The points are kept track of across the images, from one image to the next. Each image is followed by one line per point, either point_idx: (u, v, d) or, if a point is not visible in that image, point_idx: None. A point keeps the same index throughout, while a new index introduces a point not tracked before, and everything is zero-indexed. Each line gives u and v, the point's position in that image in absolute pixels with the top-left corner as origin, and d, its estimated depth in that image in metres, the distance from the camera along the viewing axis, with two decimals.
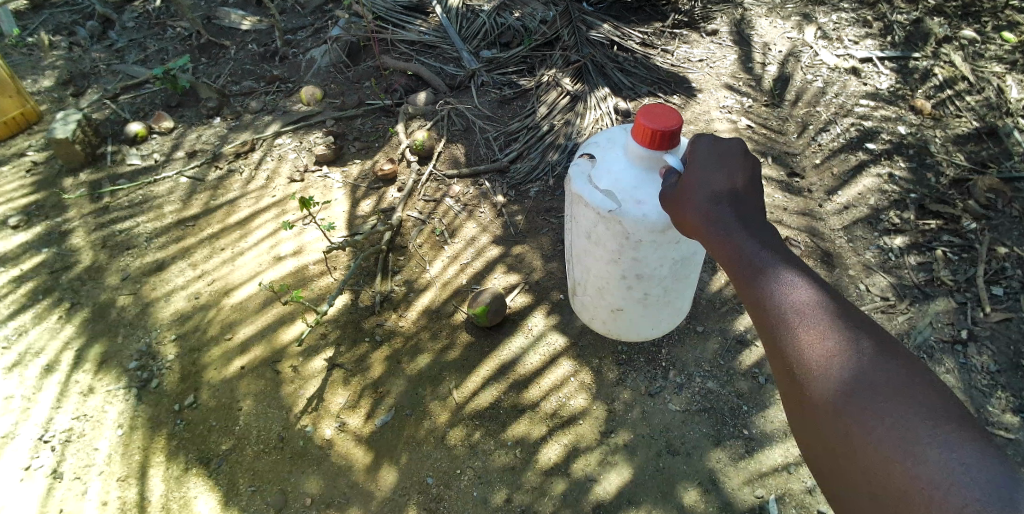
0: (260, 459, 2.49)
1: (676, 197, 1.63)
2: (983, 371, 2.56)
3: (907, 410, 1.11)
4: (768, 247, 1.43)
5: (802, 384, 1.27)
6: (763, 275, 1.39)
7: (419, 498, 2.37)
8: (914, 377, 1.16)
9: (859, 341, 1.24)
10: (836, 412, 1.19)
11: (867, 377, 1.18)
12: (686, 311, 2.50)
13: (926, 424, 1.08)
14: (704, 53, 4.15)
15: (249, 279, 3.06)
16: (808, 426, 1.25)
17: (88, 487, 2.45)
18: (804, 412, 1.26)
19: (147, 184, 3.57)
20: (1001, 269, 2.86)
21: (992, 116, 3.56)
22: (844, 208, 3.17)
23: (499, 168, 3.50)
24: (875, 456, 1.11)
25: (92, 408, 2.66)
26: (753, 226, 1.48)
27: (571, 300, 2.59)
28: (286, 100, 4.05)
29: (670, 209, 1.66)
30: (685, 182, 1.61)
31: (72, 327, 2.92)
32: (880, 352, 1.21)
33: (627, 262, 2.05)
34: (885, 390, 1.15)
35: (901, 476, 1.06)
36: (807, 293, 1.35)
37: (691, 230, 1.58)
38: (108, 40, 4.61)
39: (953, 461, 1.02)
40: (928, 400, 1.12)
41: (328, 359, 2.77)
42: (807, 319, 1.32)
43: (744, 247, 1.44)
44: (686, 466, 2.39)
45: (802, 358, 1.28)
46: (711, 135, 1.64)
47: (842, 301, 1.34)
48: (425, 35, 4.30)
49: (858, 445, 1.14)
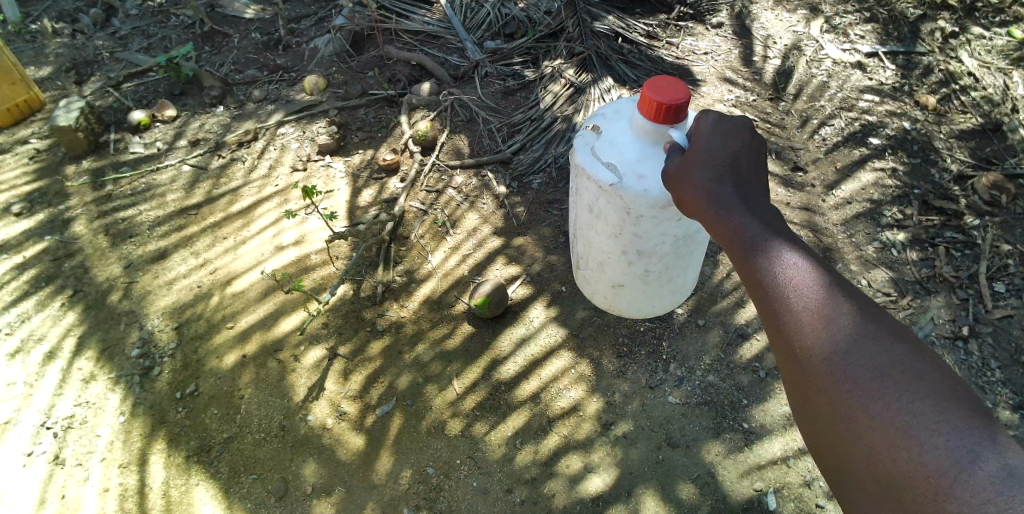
0: (261, 447, 2.50)
1: (678, 173, 1.61)
2: (984, 367, 2.55)
3: (911, 394, 1.11)
4: (769, 229, 1.44)
5: (804, 367, 1.26)
6: (765, 257, 1.39)
7: (419, 487, 2.38)
8: (917, 362, 1.16)
9: (859, 322, 1.25)
10: (838, 395, 1.19)
11: (869, 360, 1.19)
12: (688, 290, 2.51)
13: (932, 410, 1.08)
14: (709, 46, 4.13)
15: (251, 268, 3.06)
16: (809, 411, 1.25)
17: (89, 474, 2.46)
18: (805, 394, 1.26)
19: (150, 173, 3.57)
20: (1004, 266, 2.85)
21: (998, 112, 3.54)
22: (847, 202, 3.16)
23: (502, 159, 3.50)
24: (877, 439, 1.11)
25: (94, 395, 2.67)
26: (756, 208, 1.48)
27: (573, 274, 2.60)
28: (289, 89, 4.05)
29: (670, 186, 1.64)
30: (689, 160, 1.59)
31: (74, 314, 2.93)
32: (881, 334, 1.22)
33: (628, 237, 2.04)
34: (887, 373, 1.16)
35: (905, 461, 1.07)
36: (809, 276, 1.35)
37: (691, 209, 1.57)
38: (111, 28, 4.59)
39: (957, 444, 1.03)
40: (931, 382, 1.12)
41: (329, 349, 2.77)
42: (809, 302, 1.31)
43: (746, 229, 1.44)
44: (685, 459, 2.40)
45: (805, 341, 1.28)
46: (716, 112, 1.62)
47: (842, 283, 1.34)
48: (429, 25, 4.29)
49: (863, 430, 1.14)
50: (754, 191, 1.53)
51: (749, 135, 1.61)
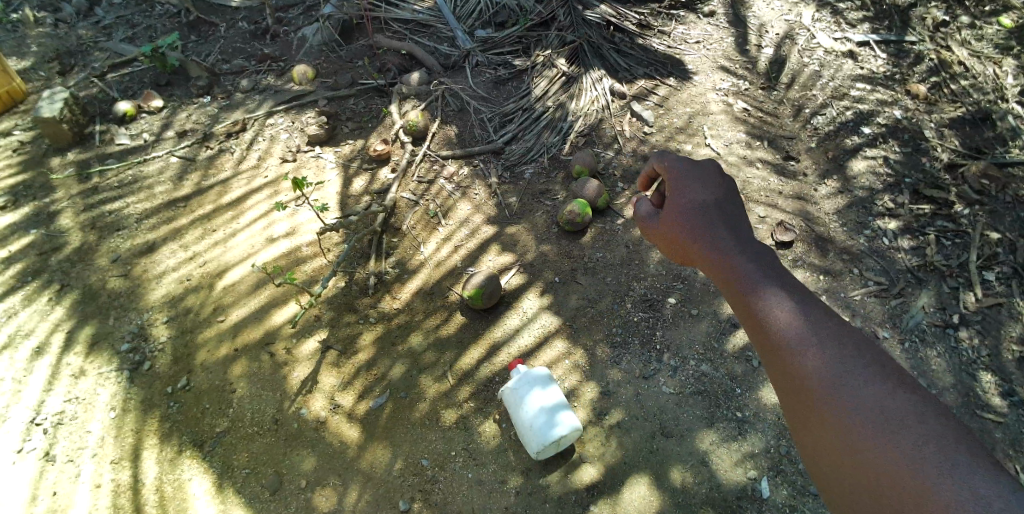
0: (254, 442, 2.49)
1: (667, 220, 1.78)
2: (974, 355, 2.57)
3: (919, 436, 1.23)
4: (768, 279, 1.60)
5: (818, 411, 1.37)
6: (767, 305, 1.55)
7: (414, 480, 2.37)
8: (919, 405, 1.28)
9: (861, 363, 1.38)
10: (852, 437, 1.30)
11: (872, 398, 1.32)
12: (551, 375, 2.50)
13: (940, 453, 1.19)
14: (700, 35, 4.11)
15: (241, 260, 3.03)
16: (824, 452, 1.35)
17: (80, 470, 2.43)
18: (819, 435, 1.36)
19: (137, 165, 3.52)
20: (993, 254, 2.87)
21: (987, 101, 3.56)
22: (839, 191, 3.17)
23: (494, 149, 3.48)
24: (892, 478, 1.22)
25: (84, 390, 2.64)
26: (747, 247, 1.68)
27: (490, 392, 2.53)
28: (278, 79, 4.00)
29: (660, 233, 1.81)
30: (675, 207, 1.77)
31: (62, 309, 2.89)
32: (882, 375, 1.35)
33: None
34: (894, 416, 1.27)
35: (920, 500, 1.17)
36: (813, 323, 1.48)
37: (685, 253, 1.75)
38: (94, 17, 4.51)
39: (966, 482, 1.14)
40: (935, 426, 1.24)
41: (321, 341, 2.76)
42: (818, 349, 1.44)
43: (748, 281, 1.60)
44: (680, 448, 2.40)
45: (817, 386, 1.39)
46: (687, 158, 1.81)
47: (847, 330, 1.47)
48: (419, 14, 4.24)
49: (878, 471, 1.24)
50: (747, 239, 1.69)
51: (721, 175, 1.81)
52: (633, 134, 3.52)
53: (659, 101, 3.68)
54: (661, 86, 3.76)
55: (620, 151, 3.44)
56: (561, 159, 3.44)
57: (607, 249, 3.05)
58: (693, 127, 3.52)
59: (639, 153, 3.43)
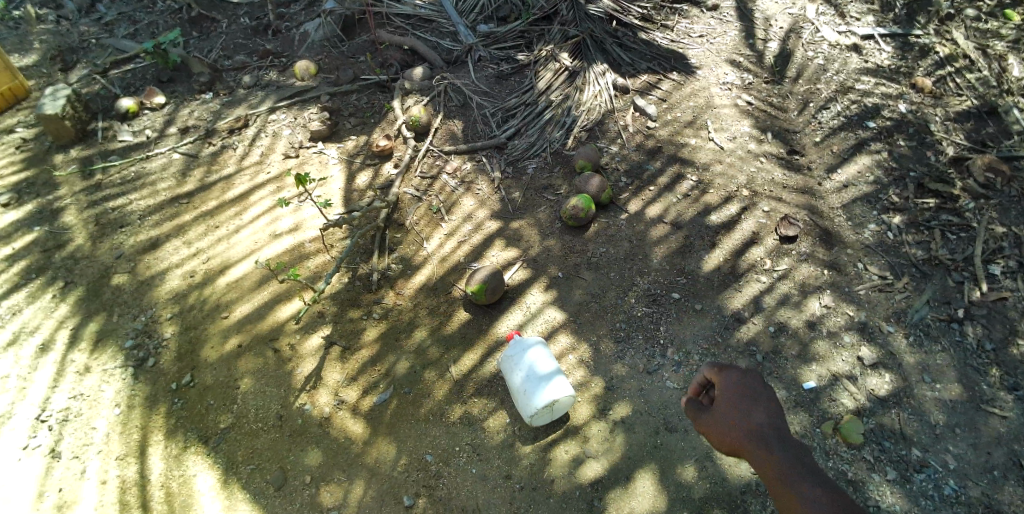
0: (259, 438, 2.49)
1: (712, 417, 2.09)
2: (978, 349, 2.56)
3: None
4: (800, 460, 1.94)
5: None
6: (796, 486, 1.88)
7: (418, 475, 2.37)
8: None
9: None
10: None
11: None
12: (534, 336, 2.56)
13: None
14: (704, 29, 4.09)
15: (244, 257, 3.04)
16: None
17: (86, 467, 2.44)
18: None
19: (140, 161, 3.52)
20: (999, 248, 2.85)
21: (993, 94, 3.53)
22: (844, 186, 3.16)
23: (496, 144, 3.48)
24: None
25: (89, 387, 2.64)
26: (785, 438, 1.98)
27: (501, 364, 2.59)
28: (280, 75, 3.99)
29: (711, 435, 2.09)
30: (722, 400, 2.09)
31: (67, 306, 2.90)
32: None
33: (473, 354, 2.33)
34: None
35: None
36: (831, 500, 1.84)
37: (734, 448, 2.04)
38: (96, 13, 4.50)
39: None
40: None
41: (325, 337, 2.76)
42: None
43: (780, 463, 1.94)
44: (683, 443, 2.40)
45: None
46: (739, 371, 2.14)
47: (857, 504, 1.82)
48: (421, 8, 4.20)
49: None
50: (784, 429, 2.02)
51: (767, 402, 2.07)
52: (636, 129, 3.51)
53: (663, 96, 3.66)
54: (664, 80, 3.75)
55: (623, 146, 3.43)
56: (564, 154, 3.43)
57: (610, 244, 3.05)
58: (697, 122, 3.51)
59: (643, 148, 3.42)
